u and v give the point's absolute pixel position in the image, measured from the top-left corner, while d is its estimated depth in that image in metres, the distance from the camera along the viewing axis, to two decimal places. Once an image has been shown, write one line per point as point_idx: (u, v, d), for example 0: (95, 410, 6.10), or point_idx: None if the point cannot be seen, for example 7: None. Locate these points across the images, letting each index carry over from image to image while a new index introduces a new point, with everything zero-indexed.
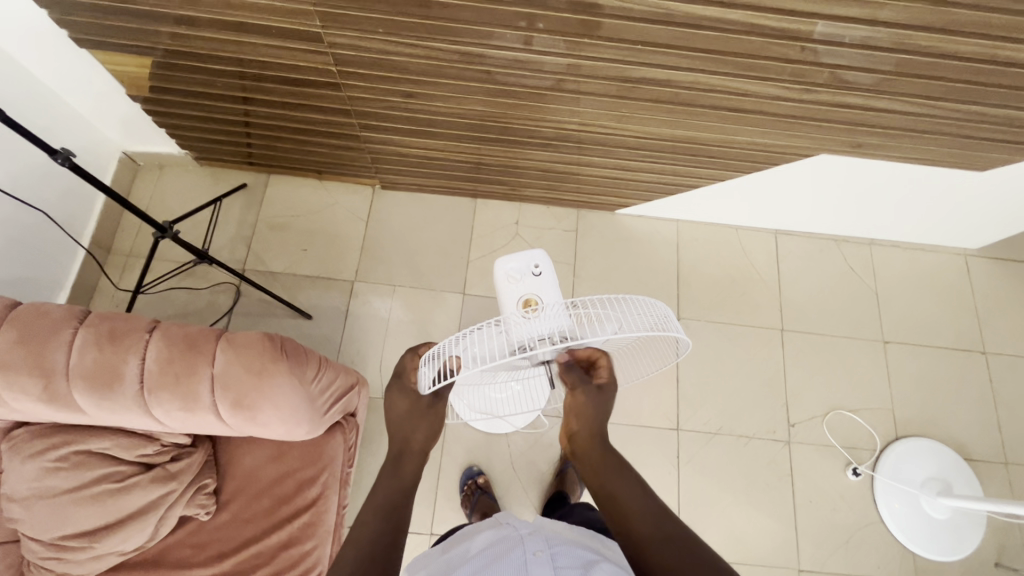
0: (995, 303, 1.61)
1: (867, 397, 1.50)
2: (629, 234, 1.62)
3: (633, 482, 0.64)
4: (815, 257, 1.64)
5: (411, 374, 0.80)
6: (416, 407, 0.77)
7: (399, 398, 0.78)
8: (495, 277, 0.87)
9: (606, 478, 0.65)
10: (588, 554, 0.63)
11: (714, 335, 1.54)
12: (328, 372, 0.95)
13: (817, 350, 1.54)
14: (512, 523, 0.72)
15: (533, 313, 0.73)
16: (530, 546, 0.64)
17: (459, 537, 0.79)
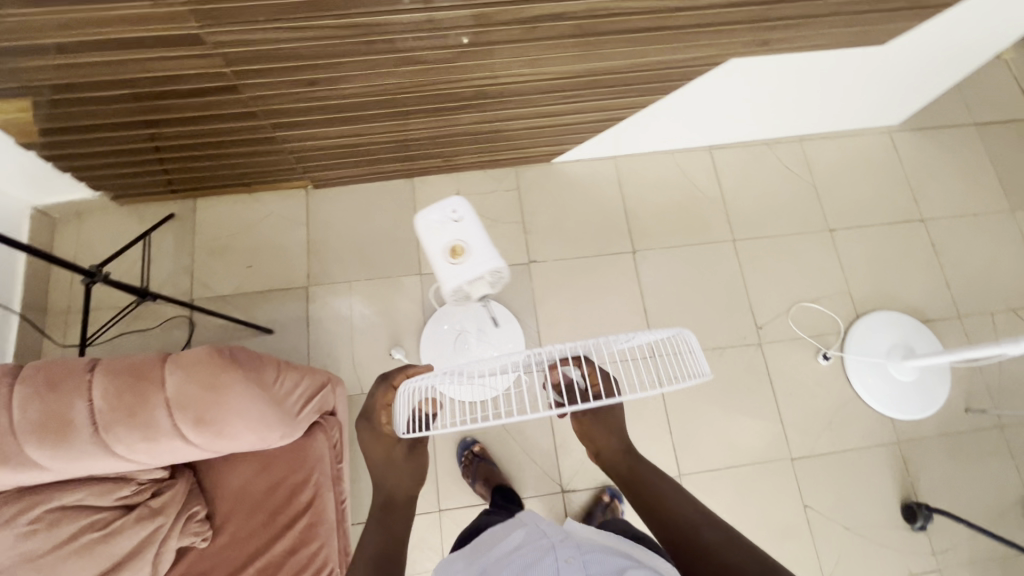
0: (924, 171, 1.68)
1: (825, 285, 1.57)
2: (572, 181, 1.62)
3: (674, 499, 0.74)
4: (752, 165, 1.67)
5: (382, 412, 0.75)
6: (393, 456, 0.76)
7: (371, 441, 0.76)
8: (416, 228, 0.86)
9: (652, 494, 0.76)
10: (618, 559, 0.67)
11: (672, 259, 1.57)
12: (290, 373, 0.94)
13: (770, 252, 1.59)
14: (541, 527, 0.78)
15: (466, 263, 0.83)
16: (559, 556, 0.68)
17: (484, 540, 0.84)
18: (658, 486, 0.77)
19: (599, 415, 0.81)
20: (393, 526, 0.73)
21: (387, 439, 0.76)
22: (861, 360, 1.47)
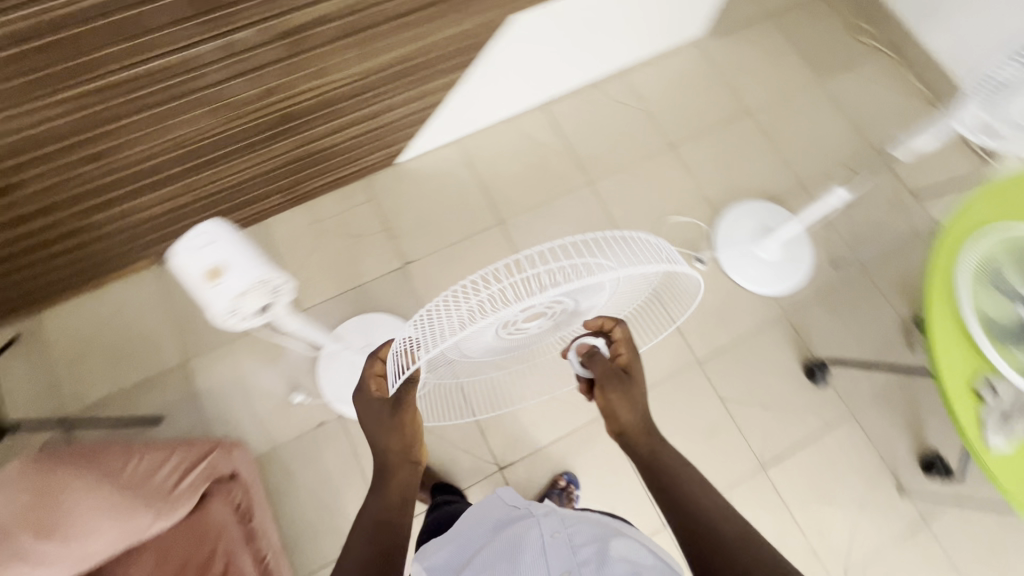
0: (737, 69, 1.81)
1: (684, 198, 1.66)
2: (424, 175, 1.63)
3: (700, 492, 0.70)
4: (589, 108, 1.74)
5: (373, 381, 0.74)
6: (381, 418, 0.71)
7: (364, 408, 0.73)
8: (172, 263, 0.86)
9: (671, 476, 0.72)
10: (596, 528, 0.82)
11: (539, 218, 1.62)
12: (138, 462, 0.99)
13: (625, 183, 1.67)
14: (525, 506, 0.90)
15: (226, 275, 0.83)
16: (546, 529, 0.81)
17: (475, 516, 0.95)
18: (681, 473, 0.73)
19: (627, 392, 0.75)
20: (388, 493, 0.71)
21: (374, 402, 0.72)
22: (733, 254, 1.57)
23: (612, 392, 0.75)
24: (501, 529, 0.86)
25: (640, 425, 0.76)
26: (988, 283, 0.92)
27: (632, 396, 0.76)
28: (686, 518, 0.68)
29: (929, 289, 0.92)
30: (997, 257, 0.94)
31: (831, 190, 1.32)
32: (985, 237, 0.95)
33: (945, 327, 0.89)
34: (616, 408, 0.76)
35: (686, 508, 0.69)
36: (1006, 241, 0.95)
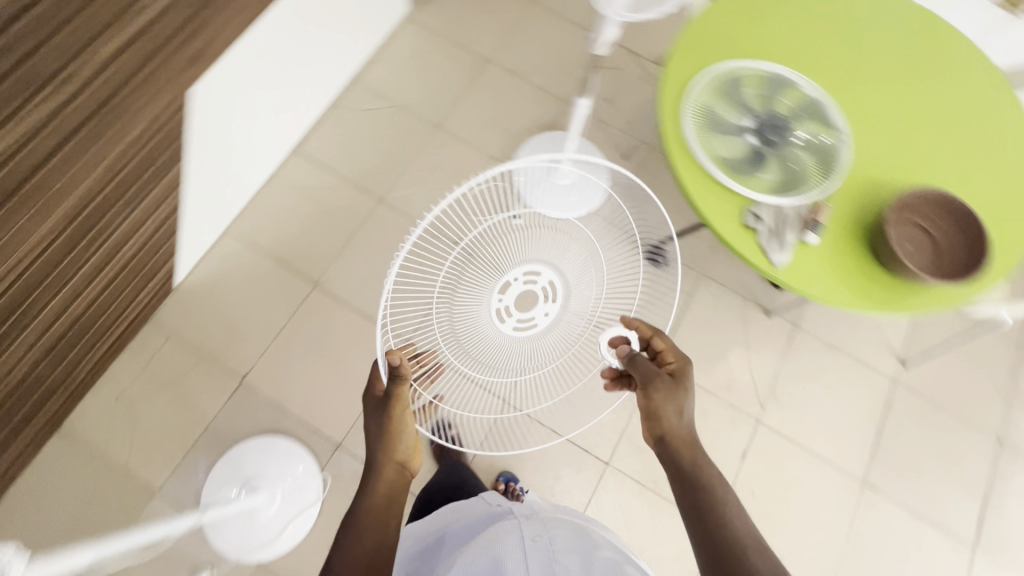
0: (458, 27, 1.80)
1: (472, 166, 1.66)
2: (213, 281, 1.48)
3: (729, 492, 0.78)
4: (341, 128, 1.66)
5: (378, 384, 0.93)
6: (373, 417, 0.90)
7: (370, 414, 0.91)
8: None
9: (702, 474, 0.81)
10: (574, 536, 0.91)
11: (351, 259, 1.53)
12: None
13: (414, 182, 1.62)
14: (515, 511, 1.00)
15: None
16: (525, 531, 0.91)
17: (462, 511, 1.07)
18: (715, 474, 0.81)
19: (678, 400, 0.87)
20: (375, 483, 0.84)
21: (375, 406, 0.91)
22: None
23: (659, 392, 0.88)
24: (489, 527, 0.96)
25: (682, 432, 0.86)
26: (710, 125, 1.00)
27: (675, 402, 0.88)
28: (712, 516, 0.75)
29: (669, 152, 0.98)
30: (709, 100, 1.02)
31: (575, 102, 1.33)
32: (694, 88, 1.03)
33: (694, 180, 0.96)
34: (660, 409, 0.88)
35: (712, 509, 0.76)
36: (711, 83, 1.03)
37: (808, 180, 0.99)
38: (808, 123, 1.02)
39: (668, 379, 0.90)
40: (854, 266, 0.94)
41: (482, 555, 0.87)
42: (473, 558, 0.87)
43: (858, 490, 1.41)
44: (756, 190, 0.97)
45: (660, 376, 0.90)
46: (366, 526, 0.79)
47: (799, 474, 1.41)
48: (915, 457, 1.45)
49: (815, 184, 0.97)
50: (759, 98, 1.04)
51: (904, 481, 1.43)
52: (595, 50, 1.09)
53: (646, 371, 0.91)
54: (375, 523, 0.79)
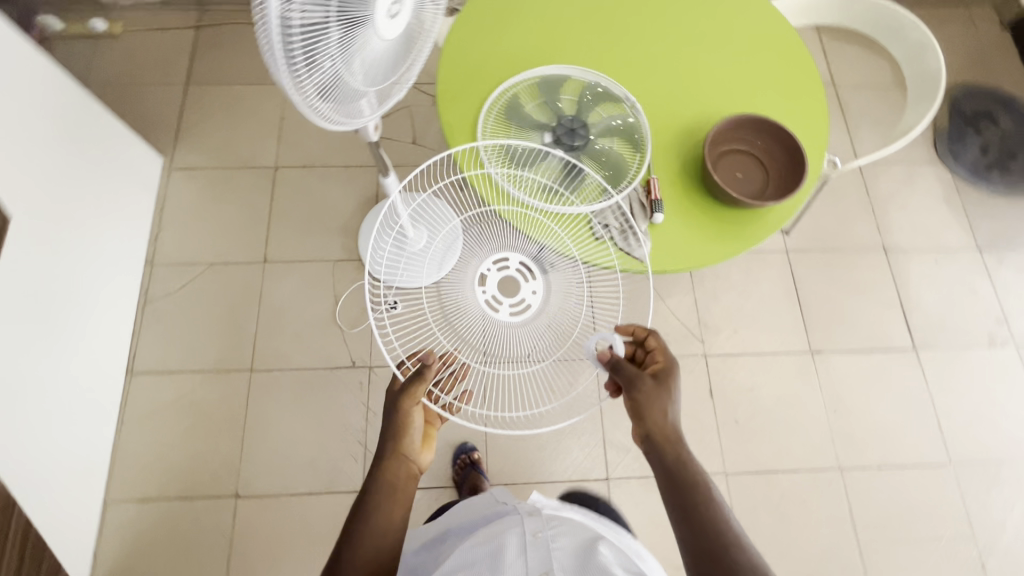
0: (224, 150, 1.62)
1: (323, 278, 1.52)
2: (123, 563, 1.26)
3: (714, 492, 0.74)
4: (165, 321, 1.45)
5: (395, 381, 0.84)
6: (392, 403, 0.80)
7: (389, 404, 0.81)
8: None
9: (688, 476, 0.76)
10: (576, 530, 0.85)
11: (256, 446, 1.36)
12: None
13: (273, 330, 1.46)
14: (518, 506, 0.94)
15: None
16: (529, 527, 0.84)
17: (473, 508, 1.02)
18: (699, 471, 0.76)
19: (659, 392, 0.81)
20: (387, 482, 0.76)
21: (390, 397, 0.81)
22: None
23: (648, 394, 0.81)
24: (493, 524, 0.90)
25: (665, 425, 0.80)
26: (515, 158, 0.96)
27: (659, 401, 0.81)
28: (703, 533, 0.70)
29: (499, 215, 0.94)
30: (502, 135, 0.98)
31: (384, 181, 1.22)
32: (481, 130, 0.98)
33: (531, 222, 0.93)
34: (646, 411, 0.81)
35: (704, 520, 0.71)
36: (495, 117, 0.99)
37: (628, 163, 0.98)
38: (598, 108, 1.00)
39: (653, 383, 0.82)
40: (705, 216, 0.95)
41: (479, 550, 0.82)
42: (472, 551, 0.82)
43: (810, 359, 1.50)
44: (588, 199, 0.95)
45: (645, 379, 0.82)
46: (373, 525, 0.72)
47: (761, 376, 1.48)
48: (835, 302, 1.57)
49: (636, 162, 0.96)
50: (543, 107, 1.00)
51: (838, 331, 1.54)
52: (369, 137, 0.91)
53: (629, 373, 0.83)
54: (380, 527, 0.73)
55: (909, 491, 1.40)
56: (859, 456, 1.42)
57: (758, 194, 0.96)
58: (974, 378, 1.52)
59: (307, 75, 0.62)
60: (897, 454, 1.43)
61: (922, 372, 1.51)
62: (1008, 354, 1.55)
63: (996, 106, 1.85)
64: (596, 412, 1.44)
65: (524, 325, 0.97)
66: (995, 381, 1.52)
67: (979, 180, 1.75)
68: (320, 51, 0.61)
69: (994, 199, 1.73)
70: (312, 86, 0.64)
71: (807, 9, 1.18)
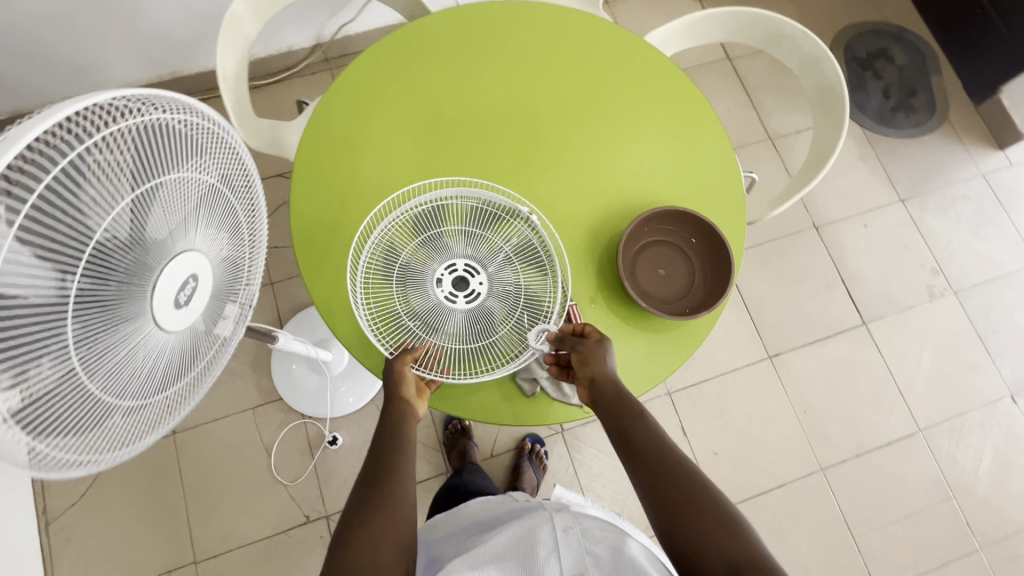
0: None
1: (248, 429, 1.35)
2: None
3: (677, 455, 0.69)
4: (79, 537, 1.25)
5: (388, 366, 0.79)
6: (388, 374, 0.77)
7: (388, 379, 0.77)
8: None
9: (649, 439, 0.70)
10: (611, 530, 0.77)
11: None
12: None
13: (208, 508, 1.29)
14: (540, 503, 0.86)
15: None
16: (559, 524, 0.76)
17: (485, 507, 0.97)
18: (656, 431, 0.71)
19: (600, 351, 0.74)
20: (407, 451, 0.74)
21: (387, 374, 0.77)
22: (314, 399, 1.36)
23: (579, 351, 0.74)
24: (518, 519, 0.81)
25: (609, 386, 0.73)
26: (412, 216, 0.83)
27: (599, 361, 0.74)
28: (684, 503, 0.65)
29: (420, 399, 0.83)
30: (380, 248, 0.82)
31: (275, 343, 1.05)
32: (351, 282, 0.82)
33: (447, 397, 0.84)
34: (588, 375, 0.74)
35: (679, 489, 0.66)
36: (364, 264, 0.81)
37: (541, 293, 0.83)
38: (492, 229, 0.83)
39: (590, 348, 0.74)
40: (636, 334, 0.86)
41: (506, 552, 0.73)
42: (496, 548, 0.74)
43: (771, 365, 1.47)
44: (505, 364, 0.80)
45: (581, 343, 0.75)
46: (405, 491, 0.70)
47: (728, 397, 1.44)
48: (781, 296, 1.53)
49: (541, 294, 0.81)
50: (417, 232, 0.84)
51: (789, 328, 1.51)
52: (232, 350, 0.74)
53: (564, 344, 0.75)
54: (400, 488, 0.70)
55: (889, 472, 1.42)
56: (837, 452, 1.42)
57: (675, 311, 0.84)
58: (924, 336, 1.53)
59: (62, 437, 0.45)
60: (871, 437, 1.44)
61: (876, 346, 1.51)
62: (950, 302, 1.57)
63: (887, 41, 1.80)
64: (576, 486, 1.37)
65: (477, 320, 0.80)
66: (944, 334, 1.54)
67: (888, 126, 1.72)
68: (72, 403, 0.44)
69: (907, 143, 1.71)
70: (81, 438, 0.46)
71: (690, 29, 1.05)
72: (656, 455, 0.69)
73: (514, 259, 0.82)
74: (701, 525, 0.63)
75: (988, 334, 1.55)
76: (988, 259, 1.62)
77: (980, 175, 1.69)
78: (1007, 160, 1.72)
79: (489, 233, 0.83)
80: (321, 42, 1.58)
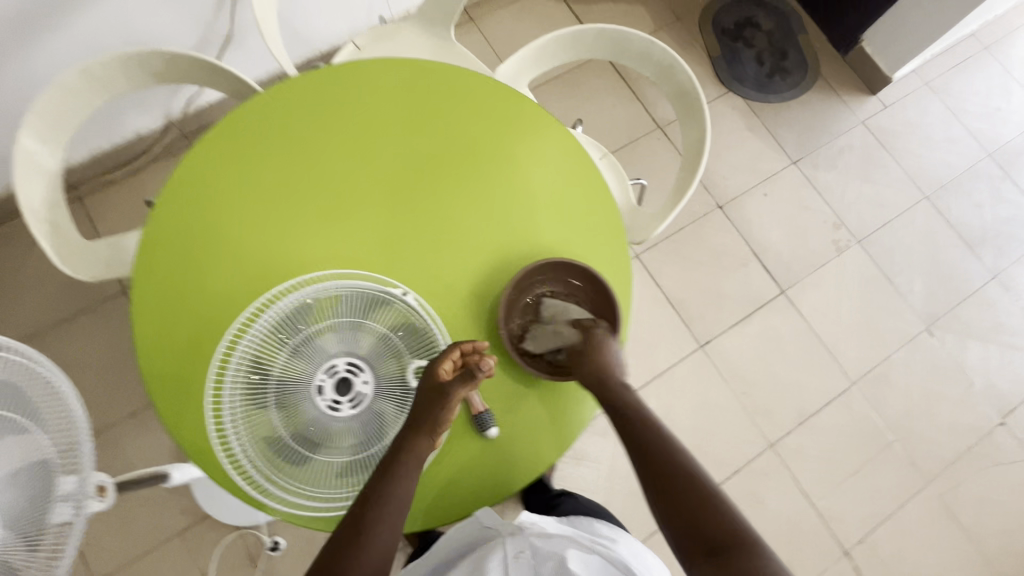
0: None
1: (178, 557, 1.24)
2: None
3: (683, 459, 0.71)
4: None
5: (447, 371, 0.73)
6: (440, 392, 0.73)
7: (434, 400, 0.73)
8: None
9: (658, 439, 0.72)
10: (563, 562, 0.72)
11: None
12: None
13: None
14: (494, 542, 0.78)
15: None
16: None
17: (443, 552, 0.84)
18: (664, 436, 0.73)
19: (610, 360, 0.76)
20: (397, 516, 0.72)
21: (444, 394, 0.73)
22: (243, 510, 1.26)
23: (583, 351, 0.76)
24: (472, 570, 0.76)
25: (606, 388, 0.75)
26: (272, 325, 0.73)
27: (610, 365, 0.76)
28: (695, 502, 0.66)
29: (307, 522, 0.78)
30: (242, 371, 0.72)
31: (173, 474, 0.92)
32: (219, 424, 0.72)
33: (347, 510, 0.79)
34: (600, 368, 0.75)
35: (688, 486, 0.68)
36: (231, 392, 0.71)
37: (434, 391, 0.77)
38: (374, 319, 0.76)
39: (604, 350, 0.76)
40: (541, 400, 0.83)
41: None
42: None
43: (704, 353, 1.48)
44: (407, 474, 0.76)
45: (603, 343, 0.77)
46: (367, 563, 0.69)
47: (671, 396, 1.44)
48: (702, 282, 1.53)
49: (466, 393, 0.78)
50: (282, 342, 0.73)
51: (714, 313, 1.51)
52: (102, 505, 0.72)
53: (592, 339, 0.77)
54: (383, 530, 0.71)
55: (833, 432, 1.45)
56: (782, 426, 1.45)
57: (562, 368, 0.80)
58: (838, 291, 1.57)
59: None
60: (811, 401, 1.47)
61: (797, 311, 1.54)
62: (856, 252, 1.62)
63: (752, 8, 1.83)
64: None
65: (365, 426, 0.74)
66: (858, 284, 1.58)
67: (768, 92, 1.74)
68: None
69: (789, 105, 1.74)
70: None
71: (539, 55, 1.01)
72: (663, 458, 0.70)
73: (402, 350, 0.76)
74: (702, 517, 0.65)
75: (895, 274, 1.61)
76: (882, 202, 1.67)
77: (860, 123, 1.75)
78: (881, 103, 1.78)
79: (370, 323, 0.76)
80: (171, 120, 1.43)
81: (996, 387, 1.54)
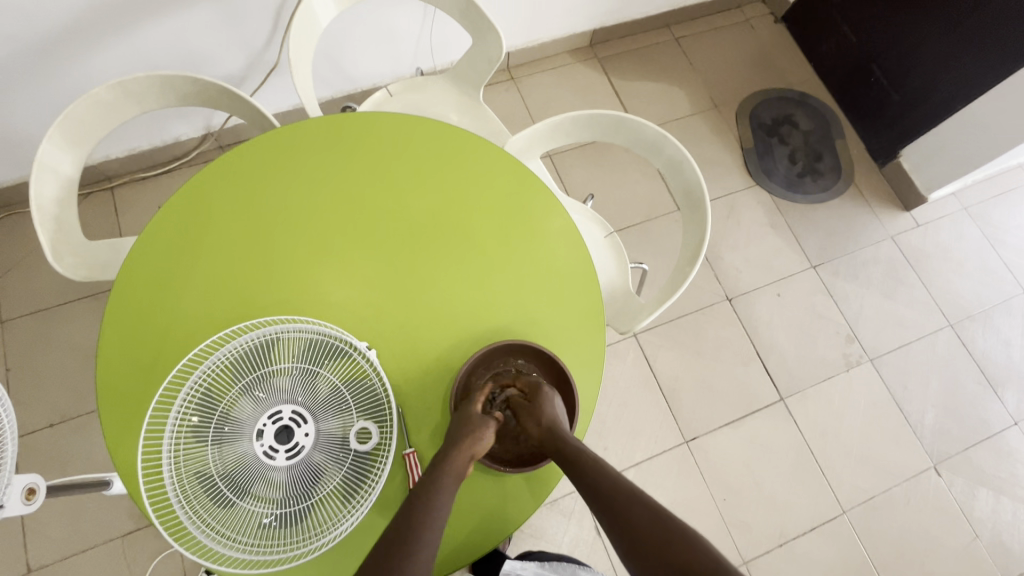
0: None
1: (113, 562, 1.22)
2: None
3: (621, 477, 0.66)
4: None
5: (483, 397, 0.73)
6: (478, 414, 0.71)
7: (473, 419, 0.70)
8: None
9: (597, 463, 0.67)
10: None
11: None
12: None
13: None
14: None
15: None
16: None
17: None
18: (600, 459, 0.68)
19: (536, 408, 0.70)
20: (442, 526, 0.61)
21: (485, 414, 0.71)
22: None
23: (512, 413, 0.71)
24: None
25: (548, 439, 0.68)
26: (228, 360, 0.72)
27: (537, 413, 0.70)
28: (634, 519, 0.61)
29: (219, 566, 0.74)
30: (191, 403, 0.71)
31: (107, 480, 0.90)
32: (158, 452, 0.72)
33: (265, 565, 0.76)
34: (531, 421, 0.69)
35: (627, 498, 0.63)
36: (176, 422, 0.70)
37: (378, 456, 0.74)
38: (330, 368, 0.74)
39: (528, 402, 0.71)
40: (483, 480, 0.82)
41: None
42: None
43: (687, 450, 1.41)
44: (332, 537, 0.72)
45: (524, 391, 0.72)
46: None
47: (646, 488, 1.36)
48: (697, 373, 1.48)
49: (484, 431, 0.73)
50: (235, 378, 0.72)
51: (706, 407, 1.45)
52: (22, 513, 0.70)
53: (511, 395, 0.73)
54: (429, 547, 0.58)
55: (815, 561, 1.34)
56: (759, 543, 1.35)
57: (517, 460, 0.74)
58: (841, 409, 1.49)
59: None
60: (796, 523, 1.37)
61: (794, 422, 1.46)
62: (867, 370, 1.54)
63: (791, 107, 1.84)
64: None
65: (300, 478, 0.70)
66: (863, 405, 1.50)
67: (796, 191, 1.72)
68: None
69: (816, 208, 1.71)
70: None
71: (553, 131, 1.02)
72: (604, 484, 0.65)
73: (350, 406, 0.74)
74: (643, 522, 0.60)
75: (906, 401, 1.52)
76: (902, 321, 1.60)
77: (889, 237, 1.70)
78: (914, 221, 1.73)
79: (325, 372, 0.74)
80: (210, 131, 1.51)
81: (1005, 546, 1.40)
